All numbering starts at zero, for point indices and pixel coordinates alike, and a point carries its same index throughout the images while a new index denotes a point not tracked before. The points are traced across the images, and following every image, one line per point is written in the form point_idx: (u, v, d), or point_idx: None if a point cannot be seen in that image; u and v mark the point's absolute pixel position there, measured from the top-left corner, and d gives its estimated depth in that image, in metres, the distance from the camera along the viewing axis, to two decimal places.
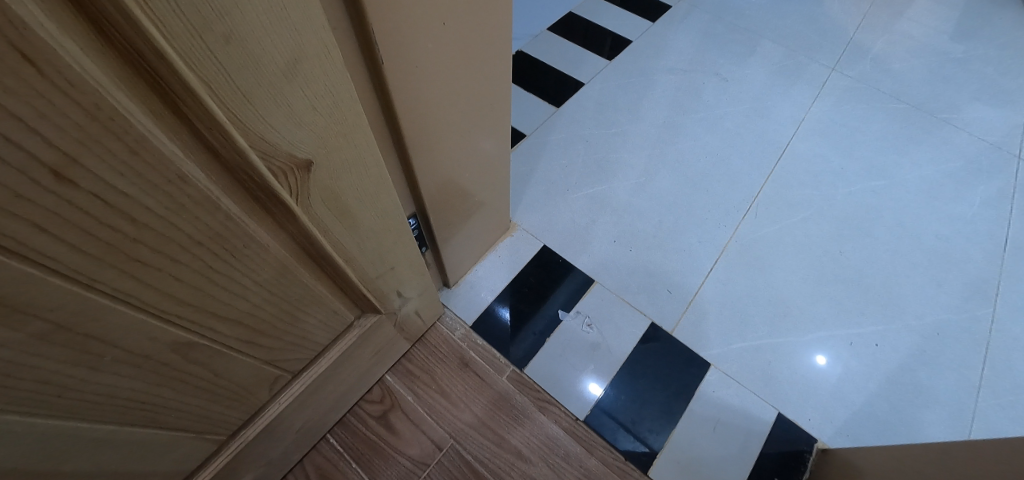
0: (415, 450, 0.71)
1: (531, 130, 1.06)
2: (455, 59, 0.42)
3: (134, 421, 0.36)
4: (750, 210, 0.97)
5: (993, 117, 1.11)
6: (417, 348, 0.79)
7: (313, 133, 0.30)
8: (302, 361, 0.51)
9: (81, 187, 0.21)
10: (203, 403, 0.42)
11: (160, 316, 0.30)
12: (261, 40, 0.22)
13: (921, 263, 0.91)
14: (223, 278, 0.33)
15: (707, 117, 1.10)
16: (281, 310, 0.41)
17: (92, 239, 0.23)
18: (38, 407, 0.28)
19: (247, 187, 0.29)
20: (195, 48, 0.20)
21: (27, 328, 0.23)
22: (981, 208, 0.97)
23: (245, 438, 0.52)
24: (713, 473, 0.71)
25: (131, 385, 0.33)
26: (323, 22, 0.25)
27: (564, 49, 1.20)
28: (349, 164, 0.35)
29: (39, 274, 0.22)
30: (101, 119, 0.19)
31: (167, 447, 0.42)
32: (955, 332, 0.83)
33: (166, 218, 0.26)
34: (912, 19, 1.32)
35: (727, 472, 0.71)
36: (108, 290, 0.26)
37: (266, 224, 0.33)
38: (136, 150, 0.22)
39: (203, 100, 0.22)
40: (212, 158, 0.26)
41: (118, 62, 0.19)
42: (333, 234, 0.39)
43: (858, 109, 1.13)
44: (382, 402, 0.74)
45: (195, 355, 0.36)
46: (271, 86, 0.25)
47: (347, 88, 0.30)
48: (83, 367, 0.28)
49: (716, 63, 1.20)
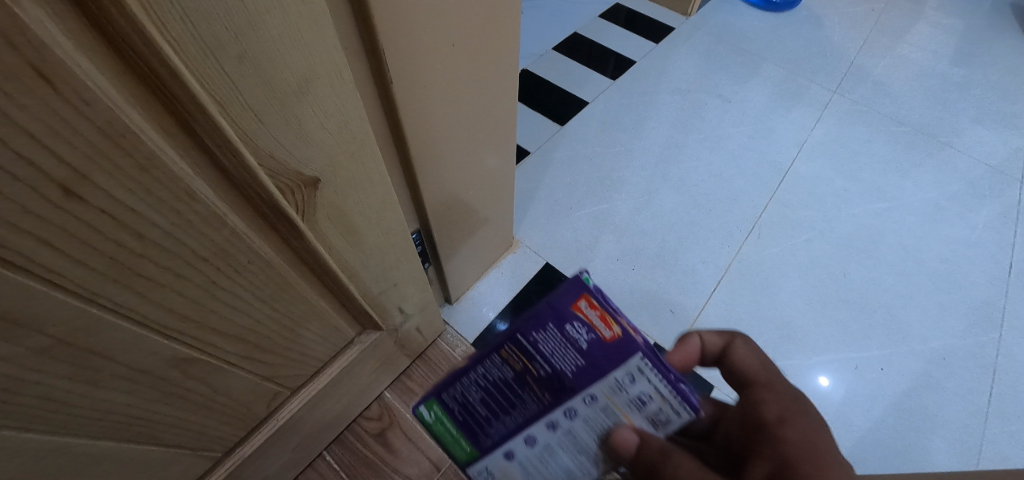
0: (413, 470, 0.70)
1: (534, 148, 1.07)
2: (462, 78, 0.43)
3: (129, 438, 0.35)
4: (753, 230, 0.96)
5: (994, 141, 1.12)
6: (417, 365, 0.78)
7: (322, 151, 0.30)
8: (302, 377, 0.51)
9: (90, 202, 0.21)
10: (200, 419, 0.41)
11: (161, 331, 0.30)
12: (274, 59, 0.23)
13: (925, 286, 0.90)
14: (226, 293, 0.32)
15: (709, 137, 1.11)
16: (282, 327, 0.41)
17: (98, 254, 0.23)
18: (34, 423, 0.27)
19: (253, 203, 0.29)
20: (210, 68, 0.20)
21: (27, 343, 0.23)
22: (984, 232, 0.97)
23: (241, 455, 0.51)
24: None
25: (128, 401, 0.32)
26: (334, 42, 0.26)
27: (569, 68, 1.22)
28: (355, 182, 0.35)
29: (43, 289, 0.22)
30: (113, 137, 0.20)
31: (160, 464, 0.41)
32: (961, 356, 0.82)
33: (171, 233, 0.25)
34: (911, 44, 1.34)
35: None
36: (111, 306, 0.26)
37: (270, 240, 0.33)
38: (145, 166, 0.22)
39: (215, 118, 0.22)
40: (219, 173, 0.26)
41: (132, 79, 0.19)
42: (337, 251, 0.39)
43: (859, 132, 1.13)
44: (380, 419, 0.73)
45: (194, 370, 0.35)
46: (281, 105, 0.25)
47: (357, 107, 0.30)
48: (82, 382, 0.28)
49: (717, 84, 1.21)
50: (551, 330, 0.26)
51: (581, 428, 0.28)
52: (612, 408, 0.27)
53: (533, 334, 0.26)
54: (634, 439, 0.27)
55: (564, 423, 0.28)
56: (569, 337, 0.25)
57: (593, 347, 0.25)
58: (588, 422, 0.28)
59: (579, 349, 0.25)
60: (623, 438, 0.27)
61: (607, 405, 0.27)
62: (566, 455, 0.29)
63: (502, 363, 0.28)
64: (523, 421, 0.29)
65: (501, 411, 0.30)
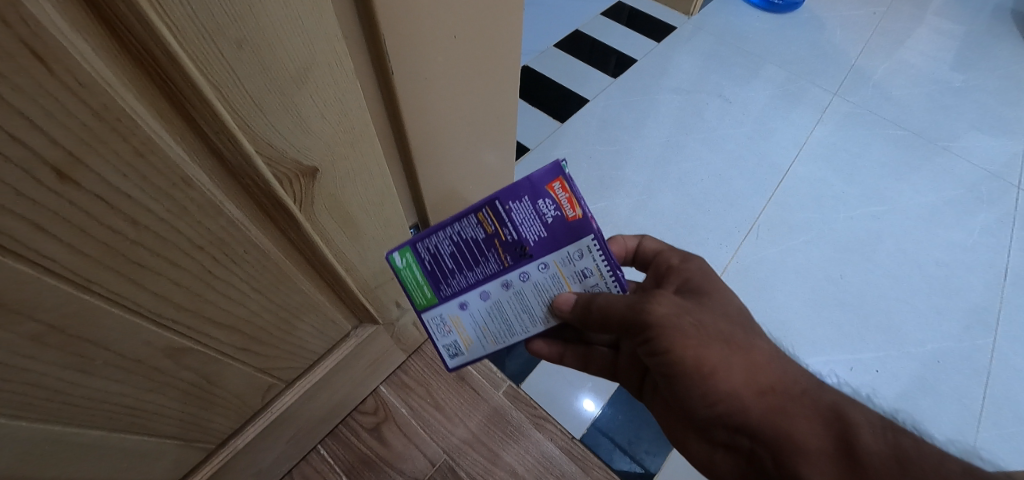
0: (407, 465, 0.70)
1: (534, 144, 1.07)
2: (463, 71, 0.42)
3: (122, 428, 0.35)
4: (751, 231, 0.97)
5: (992, 146, 1.13)
6: (413, 360, 0.78)
7: (321, 141, 0.30)
8: (297, 369, 0.50)
9: (84, 188, 0.21)
10: (194, 410, 0.41)
11: (157, 320, 0.30)
12: (275, 46, 0.22)
13: (921, 289, 0.91)
14: (222, 283, 0.32)
15: (709, 137, 1.11)
16: (278, 318, 0.40)
17: (91, 240, 0.23)
18: (26, 410, 0.27)
19: (251, 192, 0.29)
20: (207, 51, 0.20)
21: (20, 329, 0.23)
22: (981, 236, 0.98)
23: (235, 447, 0.51)
24: None
25: (122, 390, 0.32)
26: (336, 31, 0.25)
27: (570, 66, 1.21)
28: (354, 173, 0.35)
29: (35, 275, 0.22)
30: (108, 120, 0.19)
31: (153, 455, 0.41)
32: (956, 360, 0.82)
33: (167, 221, 0.25)
34: (912, 48, 1.34)
35: None
36: (105, 293, 0.26)
37: (267, 230, 0.33)
38: (141, 152, 0.21)
39: (213, 105, 0.22)
40: (217, 161, 0.26)
41: (128, 61, 0.19)
42: (334, 242, 0.39)
43: (859, 135, 1.14)
44: (375, 413, 0.73)
45: (189, 360, 0.35)
46: (280, 93, 0.25)
47: (357, 97, 0.30)
48: (75, 370, 0.28)
49: (718, 84, 1.21)
50: (527, 203, 0.36)
51: (529, 289, 0.40)
52: (559, 276, 0.39)
53: (511, 205, 0.37)
54: (571, 298, 0.39)
55: (518, 283, 0.40)
56: (540, 211, 0.36)
57: (557, 221, 0.37)
58: (536, 284, 0.40)
59: (544, 221, 0.37)
60: (564, 298, 0.40)
61: (556, 272, 0.39)
62: (512, 307, 0.42)
63: (482, 227, 0.39)
64: (485, 275, 0.41)
65: (470, 265, 0.41)
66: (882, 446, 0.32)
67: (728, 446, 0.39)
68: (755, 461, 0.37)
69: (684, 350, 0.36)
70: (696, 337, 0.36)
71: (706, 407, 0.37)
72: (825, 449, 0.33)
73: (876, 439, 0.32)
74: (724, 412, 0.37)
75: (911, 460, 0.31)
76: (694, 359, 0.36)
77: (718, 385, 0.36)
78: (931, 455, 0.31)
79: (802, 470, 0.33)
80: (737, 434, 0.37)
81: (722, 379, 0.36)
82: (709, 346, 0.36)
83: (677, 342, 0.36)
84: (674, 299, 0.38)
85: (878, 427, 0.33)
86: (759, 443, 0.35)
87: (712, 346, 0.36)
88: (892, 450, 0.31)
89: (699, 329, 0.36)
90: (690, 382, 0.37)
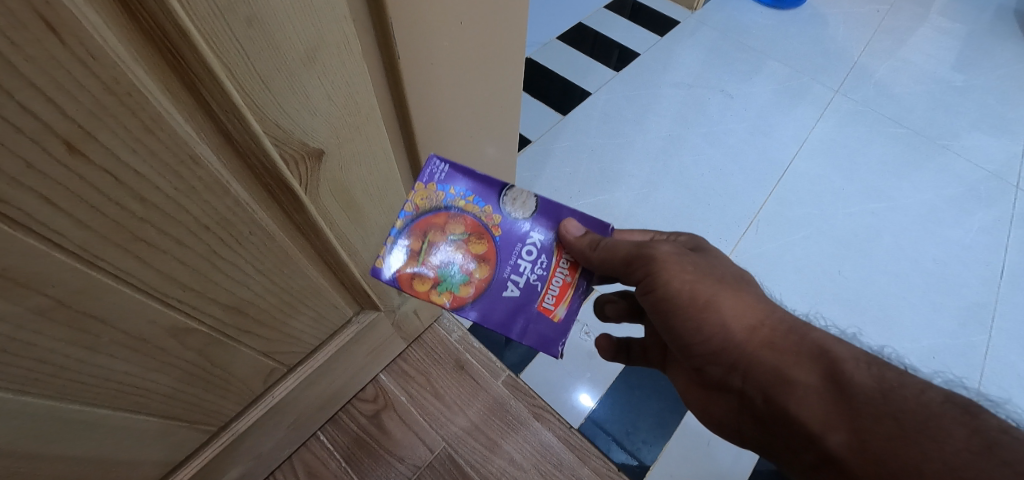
0: (407, 453, 0.70)
1: (536, 136, 1.07)
2: (469, 58, 0.42)
3: (127, 407, 0.35)
4: (751, 226, 0.97)
5: (991, 145, 1.13)
6: (413, 349, 0.78)
7: (327, 123, 0.30)
8: (299, 354, 0.51)
9: (93, 163, 0.21)
10: (196, 392, 0.41)
11: (162, 299, 0.30)
12: (283, 25, 0.22)
13: (918, 285, 0.91)
14: (226, 264, 0.32)
15: (710, 132, 1.11)
16: (281, 301, 0.41)
17: (100, 216, 0.23)
18: (31, 386, 0.27)
19: (257, 173, 0.29)
20: (217, 27, 0.20)
21: (27, 302, 0.23)
22: (978, 235, 0.98)
23: (236, 430, 0.51)
24: (712, 474, 0.72)
25: (126, 369, 0.32)
26: (344, 11, 0.25)
27: (572, 59, 1.21)
28: (359, 156, 0.35)
29: (43, 249, 0.22)
30: (119, 95, 0.19)
31: (156, 435, 0.41)
32: (950, 356, 0.83)
33: (174, 198, 0.25)
34: (914, 47, 1.34)
35: (731, 468, 0.73)
36: (110, 270, 0.26)
37: (273, 212, 0.33)
38: (150, 128, 0.21)
39: (222, 82, 0.22)
40: (224, 140, 0.26)
41: (140, 36, 0.19)
42: (338, 226, 0.39)
43: (859, 132, 1.14)
44: (375, 401, 0.73)
45: (192, 341, 0.35)
46: (289, 73, 0.25)
47: (363, 80, 0.30)
48: (80, 347, 0.28)
49: (720, 80, 1.21)
50: None
51: None
52: None
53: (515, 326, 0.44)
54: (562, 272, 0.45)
55: None
56: None
57: None
58: None
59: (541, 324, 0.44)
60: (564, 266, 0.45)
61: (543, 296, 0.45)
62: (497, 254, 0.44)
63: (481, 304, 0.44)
64: None
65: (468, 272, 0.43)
66: (864, 377, 0.34)
67: (721, 387, 0.41)
68: (746, 401, 0.39)
69: (680, 283, 0.40)
70: (694, 273, 0.40)
71: (699, 343, 0.40)
72: (812, 381, 0.35)
73: (860, 371, 0.35)
74: (718, 349, 0.40)
75: (892, 387, 0.33)
76: (690, 290, 0.40)
77: (711, 318, 0.39)
78: (911, 386, 0.33)
79: (791, 406, 0.36)
80: (730, 373, 0.40)
81: (715, 312, 0.39)
82: (705, 282, 0.40)
83: (676, 273, 0.40)
84: (676, 248, 0.43)
85: (863, 360, 0.35)
86: (751, 380, 0.38)
87: (705, 281, 0.40)
88: (875, 381, 0.34)
89: (694, 267, 0.41)
90: (686, 317, 0.40)
